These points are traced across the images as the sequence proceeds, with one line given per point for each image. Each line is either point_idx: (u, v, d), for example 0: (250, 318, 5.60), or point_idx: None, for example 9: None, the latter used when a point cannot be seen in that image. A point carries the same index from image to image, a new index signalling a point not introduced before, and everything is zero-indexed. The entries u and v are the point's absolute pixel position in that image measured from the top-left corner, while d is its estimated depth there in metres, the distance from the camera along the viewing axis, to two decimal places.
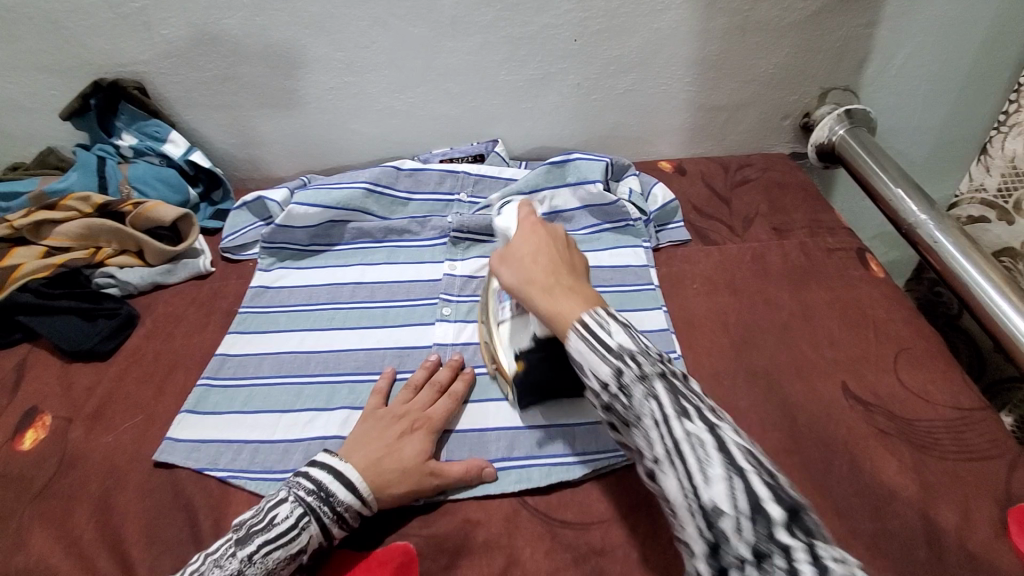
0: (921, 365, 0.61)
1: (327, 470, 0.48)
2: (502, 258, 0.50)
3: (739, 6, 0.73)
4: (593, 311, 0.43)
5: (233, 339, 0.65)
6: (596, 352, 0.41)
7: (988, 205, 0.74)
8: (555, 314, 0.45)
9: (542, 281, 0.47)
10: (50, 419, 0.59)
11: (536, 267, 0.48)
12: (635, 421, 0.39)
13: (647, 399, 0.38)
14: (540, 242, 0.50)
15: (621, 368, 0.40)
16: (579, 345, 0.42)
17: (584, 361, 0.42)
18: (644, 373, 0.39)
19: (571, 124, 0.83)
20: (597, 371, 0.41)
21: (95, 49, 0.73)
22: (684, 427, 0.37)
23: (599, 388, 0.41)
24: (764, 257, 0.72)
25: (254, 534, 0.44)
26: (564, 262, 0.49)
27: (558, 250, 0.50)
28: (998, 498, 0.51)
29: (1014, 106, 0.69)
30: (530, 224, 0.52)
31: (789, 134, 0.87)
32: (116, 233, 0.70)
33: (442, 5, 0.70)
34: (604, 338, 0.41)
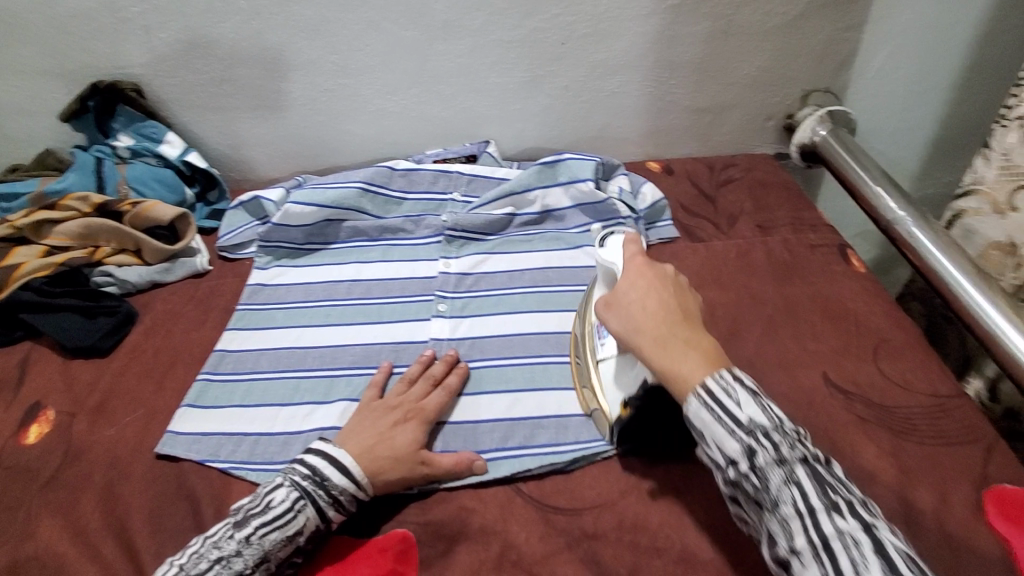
0: (900, 355, 0.63)
1: (321, 456, 0.49)
2: (607, 303, 0.50)
3: (723, 11, 0.75)
4: (717, 374, 0.43)
5: (232, 336, 0.66)
6: (722, 424, 0.42)
7: (982, 200, 0.72)
8: (673, 374, 0.44)
9: (653, 332, 0.46)
10: (54, 414, 0.60)
11: (648, 314, 0.47)
12: (768, 505, 0.40)
13: (788, 485, 0.40)
14: (651, 285, 0.48)
15: (754, 447, 0.41)
16: (701, 411, 0.42)
17: (706, 430, 0.42)
18: (784, 457, 0.40)
19: (561, 125, 0.85)
20: (724, 446, 0.42)
21: (92, 52, 0.74)
22: (836, 524, 0.38)
23: (724, 463, 0.42)
24: (749, 253, 0.75)
25: (251, 517, 0.46)
26: (678, 307, 0.47)
27: (669, 294, 0.48)
28: (973, 480, 0.53)
29: (1015, 100, 0.67)
30: (638, 263, 0.50)
31: (773, 135, 0.90)
32: (115, 233, 0.71)
33: (434, 9, 0.72)
34: (733, 410, 0.42)
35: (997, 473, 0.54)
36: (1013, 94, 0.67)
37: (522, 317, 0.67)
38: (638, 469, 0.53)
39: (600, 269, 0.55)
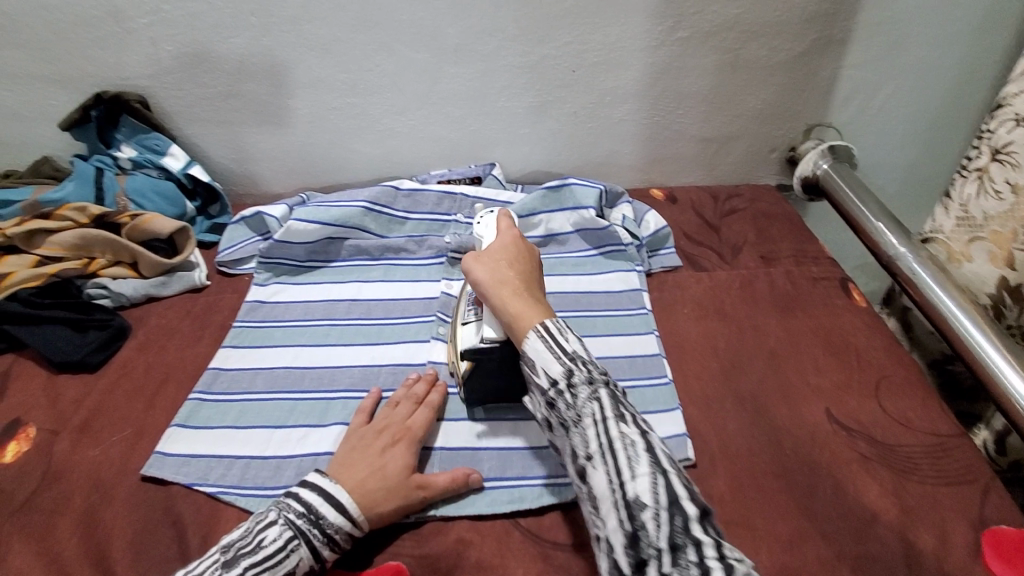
0: (901, 392, 0.63)
1: (317, 492, 0.48)
2: (475, 259, 0.55)
3: (730, 45, 0.76)
4: (552, 319, 0.48)
5: (227, 354, 0.65)
6: (552, 352, 0.46)
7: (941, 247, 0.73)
8: (516, 316, 0.49)
9: (509, 284, 0.52)
10: (35, 431, 0.58)
11: (508, 271, 0.53)
12: (575, 421, 0.44)
13: (590, 399, 0.44)
14: (516, 251, 0.55)
15: (572, 369, 0.45)
16: (537, 343, 0.47)
17: (538, 358, 0.47)
18: (592, 377, 0.45)
19: (567, 150, 0.85)
20: (549, 370, 0.46)
21: (100, 62, 0.74)
22: (622, 431, 0.42)
23: (548, 385, 0.46)
24: (752, 284, 0.75)
25: (242, 558, 0.44)
26: (534, 274, 0.54)
27: (528, 262, 0.55)
28: (974, 522, 0.52)
29: (974, 153, 0.68)
30: (511, 237, 0.57)
31: (775, 167, 0.90)
32: (111, 245, 0.70)
33: (446, 34, 0.72)
34: (562, 342, 0.47)
35: (997, 515, 0.53)
36: (973, 147, 0.69)
37: None
38: None
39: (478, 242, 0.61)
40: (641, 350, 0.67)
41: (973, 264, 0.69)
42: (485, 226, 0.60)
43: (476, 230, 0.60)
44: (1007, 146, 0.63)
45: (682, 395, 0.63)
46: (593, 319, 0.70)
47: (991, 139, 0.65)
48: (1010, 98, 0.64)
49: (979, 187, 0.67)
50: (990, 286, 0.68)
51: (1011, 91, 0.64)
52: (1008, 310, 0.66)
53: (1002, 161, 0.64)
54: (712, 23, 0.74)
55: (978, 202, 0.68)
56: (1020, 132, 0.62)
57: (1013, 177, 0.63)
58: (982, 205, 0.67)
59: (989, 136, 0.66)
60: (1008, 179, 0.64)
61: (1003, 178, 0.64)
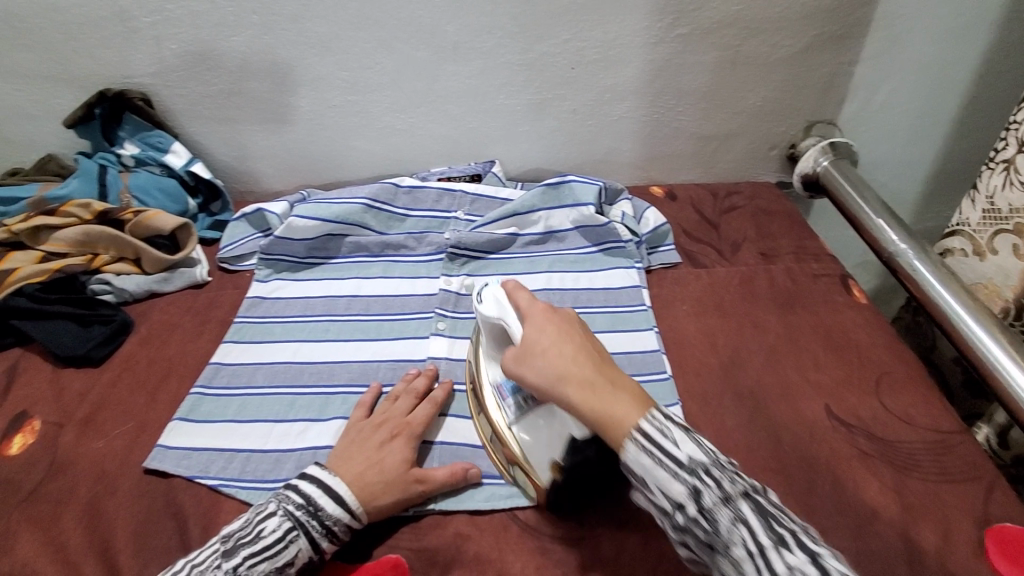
0: (902, 389, 0.63)
1: (316, 484, 0.48)
2: (518, 359, 0.45)
3: (730, 42, 0.76)
4: (650, 414, 0.40)
5: (228, 349, 0.65)
6: (665, 468, 0.39)
7: (967, 239, 0.73)
8: (605, 417, 0.41)
9: (576, 380, 0.42)
10: (40, 424, 0.59)
11: (566, 359, 0.44)
12: (721, 549, 0.37)
13: (736, 523, 0.37)
14: (560, 329, 0.46)
15: (698, 486, 0.38)
16: (640, 456, 0.39)
17: (649, 476, 0.39)
18: (728, 493, 0.38)
19: (567, 147, 0.86)
20: (669, 491, 0.39)
21: (103, 60, 0.75)
22: (786, 560, 0.35)
23: (672, 508, 0.39)
24: (751, 281, 0.75)
25: (241, 547, 0.45)
26: (593, 349, 0.45)
27: (581, 337, 0.46)
28: (976, 518, 0.52)
29: (1002, 145, 0.67)
30: (546, 313, 0.47)
31: (776, 164, 0.90)
32: (114, 241, 0.71)
33: (446, 31, 0.73)
34: (671, 449, 0.39)
35: (999, 512, 0.53)
36: (1000, 138, 0.67)
37: None
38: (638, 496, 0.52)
39: (483, 322, 0.54)
40: (639, 347, 0.67)
41: (999, 256, 0.69)
42: (493, 304, 0.52)
43: (485, 309, 0.52)
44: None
45: (682, 390, 0.63)
46: (591, 315, 0.70)
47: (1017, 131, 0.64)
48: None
49: (1005, 180, 0.66)
50: (1014, 278, 0.67)
51: None
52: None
53: None
54: (712, 20, 0.74)
55: (1003, 194, 0.66)
56: None
57: None
58: (1008, 197, 0.66)
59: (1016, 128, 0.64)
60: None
61: None
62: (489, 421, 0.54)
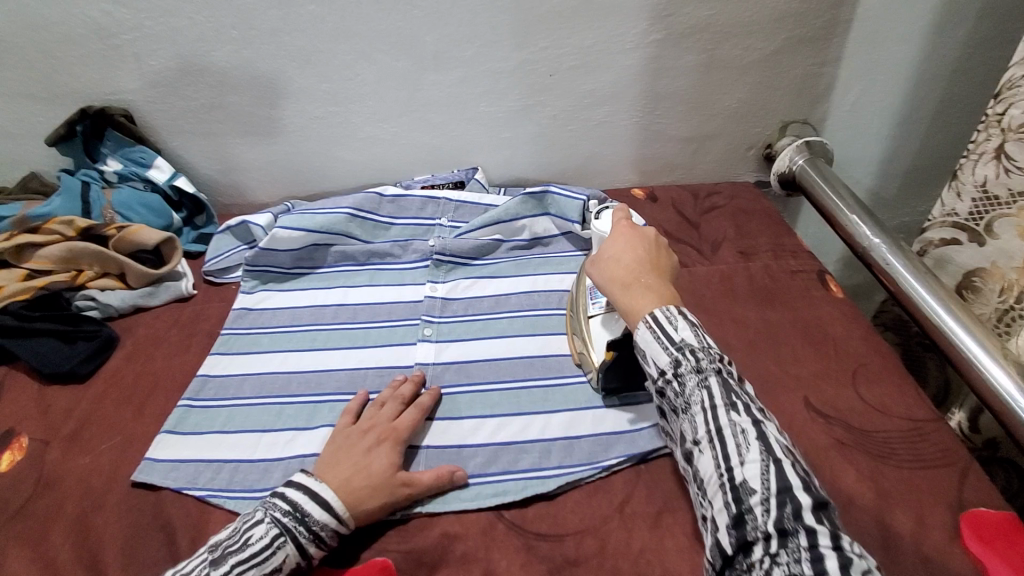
0: (878, 380, 0.64)
1: (302, 491, 0.49)
2: (593, 262, 0.57)
3: (703, 45, 0.78)
4: (664, 308, 0.50)
5: (215, 360, 0.66)
6: (660, 342, 0.48)
7: (959, 229, 0.70)
8: (629, 307, 0.51)
9: (621, 278, 0.53)
10: (27, 441, 0.59)
11: (621, 264, 0.54)
12: (683, 408, 0.47)
13: (701, 389, 0.46)
14: (631, 243, 0.55)
15: (679, 360, 0.47)
16: (644, 333, 0.49)
17: (647, 349, 0.49)
18: (701, 367, 0.47)
19: (548, 152, 0.87)
20: (657, 360, 0.48)
21: (84, 77, 0.75)
22: (732, 419, 0.44)
23: (656, 375, 0.48)
24: (731, 279, 0.76)
25: (228, 555, 0.45)
26: (658, 259, 0.54)
27: (648, 251, 0.55)
28: (951, 504, 0.53)
29: (980, 135, 0.65)
30: (623, 226, 0.58)
31: (753, 163, 0.92)
32: (98, 257, 0.71)
33: (424, 42, 0.74)
34: (671, 333, 0.48)
35: (974, 497, 0.54)
36: (979, 128, 0.65)
37: (510, 341, 0.67)
38: (622, 490, 0.53)
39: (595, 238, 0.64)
40: None
41: (1000, 240, 0.67)
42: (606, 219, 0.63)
43: (600, 224, 0.63)
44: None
45: None
46: None
47: (1001, 121, 0.62)
48: (1015, 80, 0.60)
49: (995, 168, 0.64)
50: (1019, 259, 0.65)
51: (1016, 72, 0.60)
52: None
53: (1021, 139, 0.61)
54: (685, 25, 0.76)
55: (999, 180, 0.64)
56: None
57: None
58: (1005, 183, 0.64)
59: (996, 118, 0.63)
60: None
61: None
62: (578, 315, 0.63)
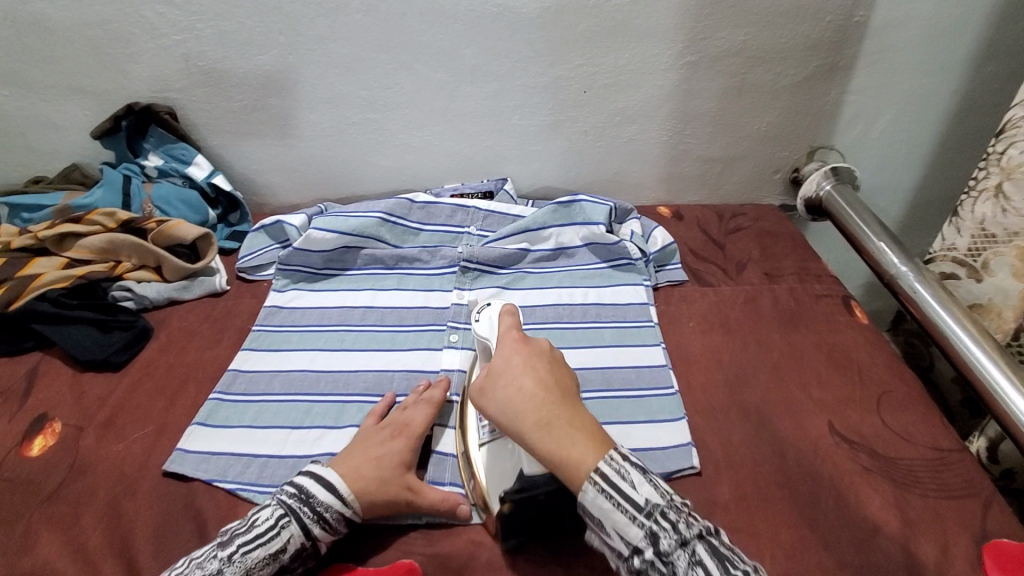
0: (903, 408, 0.64)
1: (309, 475, 0.50)
2: (484, 392, 0.49)
3: (736, 70, 0.79)
4: (607, 458, 0.44)
5: (246, 356, 0.67)
6: (624, 510, 0.42)
7: (958, 264, 0.73)
8: (564, 459, 0.44)
9: (534, 415, 0.46)
10: (60, 426, 0.60)
11: (528, 400, 0.46)
12: None
13: (692, 565, 0.40)
14: (531, 364, 0.49)
15: (655, 531, 0.41)
16: (599, 498, 0.42)
17: (609, 519, 0.42)
18: (682, 535, 0.41)
19: (577, 167, 0.88)
20: (626, 534, 0.42)
21: (131, 75, 0.77)
22: None
23: (631, 552, 0.42)
24: (756, 300, 0.77)
25: (236, 537, 0.46)
26: (567, 387, 0.49)
27: (548, 370, 0.49)
28: (973, 533, 0.53)
29: (981, 172, 0.68)
30: (515, 345, 0.51)
31: (780, 187, 0.93)
32: (137, 249, 0.73)
33: (464, 54, 0.76)
34: (630, 492, 0.42)
35: (995, 527, 0.54)
36: (981, 165, 0.68)
37: None
38: None
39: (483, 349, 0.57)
40: (651, 361, 0.68)
41: (996, 278, 0.69)
42: (488, 323, 0.56)
43: (481, 329, 0.56)
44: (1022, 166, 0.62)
45: (688, 407, 0.65)
46: (604, 330, 0.72)
47: (1001, 160, 0.64)
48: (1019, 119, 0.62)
49: (993, 207, 0.66)
50: (1013, 298, 0.67)
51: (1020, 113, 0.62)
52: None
53: (1016, 181, 0.63)
54: (718, 49, 0.77)
55: (995, 219, 0.67)
56: None
57: None
58: (1001, 222, 0.66)
59: (997, 156, 0.65)
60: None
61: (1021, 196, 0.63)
62: (467, 444, 0.55)
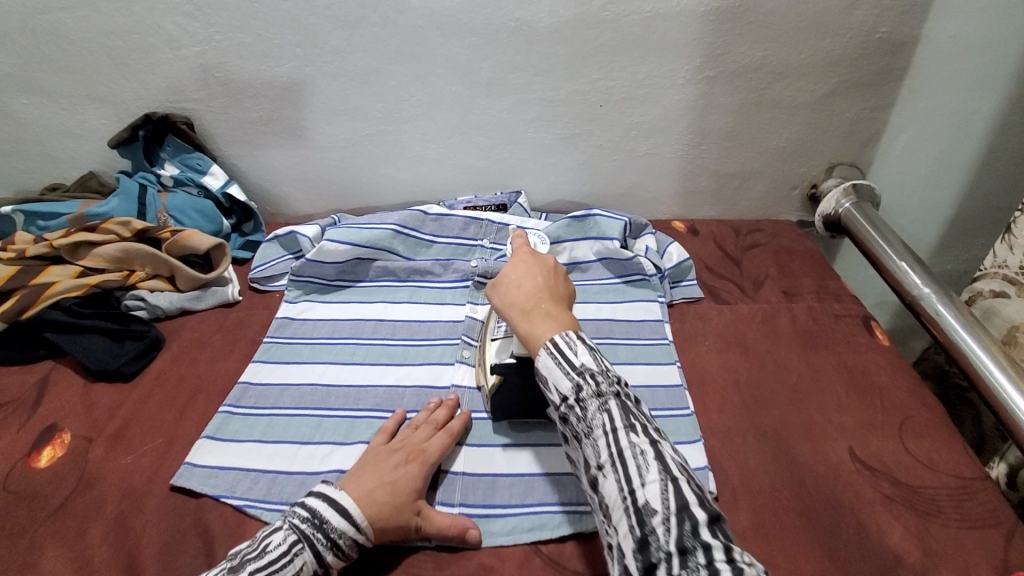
0: (925, 434, 0.62)
1: (321, 498, 0.49)
2: (494, 285, 0.56)
3: (755, 85, 0.78)
4: (564, 333, 0.48)
5: (256, 368, 0.66)
6: (562, 368, 0.46)
7: (1009, 282, 0.70)
8: (529, 335, 0.50)
9: (520, 303, 0.52)
10: (70, 437, 0.60)
11: (520, 292, 0.53)
12: (587, 433, 0.45)
13: (602, 412, 0.44)
14: (529, 270, 0.56)
15: (581, 385, 0.45)
16: (547, 360, 0.47)
17: (549, 375, 0.47)
18: (601, 391, 0.45)
19: (592, 181, 0.87)
20: (559, 386, 0.46)
21: (149, 85, 0.78)
22: (634, 443, 0.42)
23: (559, 400, 0.46)
24: (773, 319, 0.75)
25: (246, 563, 0.45)
26: (559, 287, 0.55)
27: (546, 276, 0.55)
28: (1000, 569, 0.51)
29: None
30: (523, 253, 0.58)
31: (797, 203, 0.91)
32: (152, 258, 0.73)
33: (480, 67, 0.75)
34: (570, 356, 0.47)
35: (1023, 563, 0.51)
36: None
37: None
38: None
39: None
40: (665, 380, 0.67)
41: None
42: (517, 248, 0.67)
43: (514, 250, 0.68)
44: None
45: (704, 428, 0.63)
46: (618, 348, 0.71)
47: None
48: None
49: None
50: None
51: None
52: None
53: None
54: (737, 64, 0.76)
55: None
56: None
57: None
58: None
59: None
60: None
61: None
62: (484, 338, 0.65)
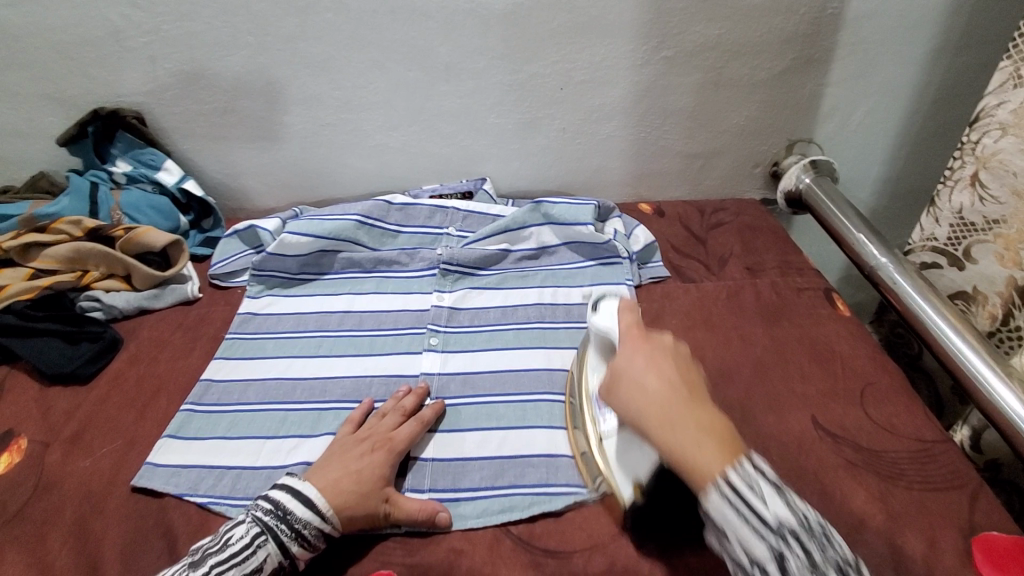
0: (887, 400, 0.64)
1: (285, 490, 0.48)
2: (609, 387, 0.47)
3: (713, 63, 0.79)
4: (738, 467, 0.38)
5: (219, 365, 0.65)
6: (749, 524, 0.37)
7: (939, 252, 0.73)
8: (684, 459, 0.40)
9: (656, 413, 0.42)
10: (26, 442, 0.58)
11: (653, 390, 0.43)
12: None
13: None
14: (650, 356, 0.46)
15: (783, 551, 0.36)
16: (724, 508, 0.37)
17: (730, 528, 0.37)
18: (815, 561, 0.36)
19: (557, 165, 0.87)
20: (749, 549, 0.36)
21: (95, 78, 0.75)
22: None
23: (751, 569, 0.37)
24: (738, 295, 0.76)
25: (208, 556, 0.45)
26: (697, 378, 0.45)
27: (674, 367, 0.45)
28: (962, 527, 0.53)
29: (956, 162, 0.68)
30: (634, 335, 0.49)
31: (760, 181, 0.93)
32: (104, 257, 0.71)
33: (438, 52, 0.75)
34: (758, 507, 0.37)
35: (984, 521, 0.53)
36: (956, 155, 0.68)
37: (516, 353, 0.66)
38: None
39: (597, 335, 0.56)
40: None
41: (978, 265, 0.69)
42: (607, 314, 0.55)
43: (599, 319, 0.55)
44: (995, 156, 0.63)
45: None
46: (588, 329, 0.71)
47: (976, 150, 0.65)
48: (989, 110, 0.63)
49: (970, 196, 0.67)
50: (1000, 285, 0.67)
51: (990, 102, 0.63)
52: (1016, 312, 0.65)
53: (992, 170, 0.63)
54: (695, 44, 0.77)
55: (973, 208, 0.67)
56: (1008, 140, 0.61)
57: (1014, 184, 0.61)
58: (979, 211, 0.66)
59: (972, 146, 0.65)
60: (1003, 186, 0.63)
61: (1000, 185, 0.63)
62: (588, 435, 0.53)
